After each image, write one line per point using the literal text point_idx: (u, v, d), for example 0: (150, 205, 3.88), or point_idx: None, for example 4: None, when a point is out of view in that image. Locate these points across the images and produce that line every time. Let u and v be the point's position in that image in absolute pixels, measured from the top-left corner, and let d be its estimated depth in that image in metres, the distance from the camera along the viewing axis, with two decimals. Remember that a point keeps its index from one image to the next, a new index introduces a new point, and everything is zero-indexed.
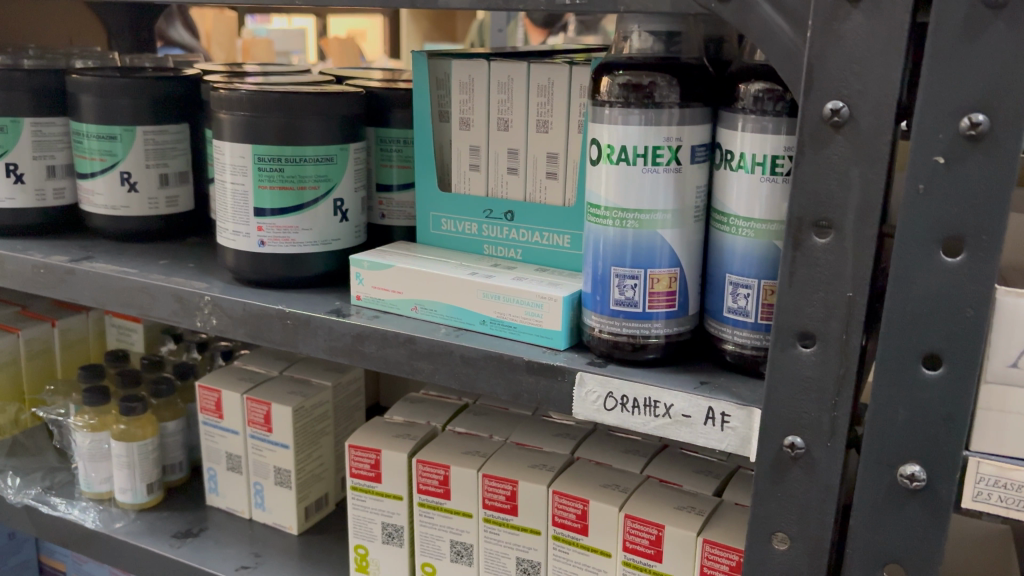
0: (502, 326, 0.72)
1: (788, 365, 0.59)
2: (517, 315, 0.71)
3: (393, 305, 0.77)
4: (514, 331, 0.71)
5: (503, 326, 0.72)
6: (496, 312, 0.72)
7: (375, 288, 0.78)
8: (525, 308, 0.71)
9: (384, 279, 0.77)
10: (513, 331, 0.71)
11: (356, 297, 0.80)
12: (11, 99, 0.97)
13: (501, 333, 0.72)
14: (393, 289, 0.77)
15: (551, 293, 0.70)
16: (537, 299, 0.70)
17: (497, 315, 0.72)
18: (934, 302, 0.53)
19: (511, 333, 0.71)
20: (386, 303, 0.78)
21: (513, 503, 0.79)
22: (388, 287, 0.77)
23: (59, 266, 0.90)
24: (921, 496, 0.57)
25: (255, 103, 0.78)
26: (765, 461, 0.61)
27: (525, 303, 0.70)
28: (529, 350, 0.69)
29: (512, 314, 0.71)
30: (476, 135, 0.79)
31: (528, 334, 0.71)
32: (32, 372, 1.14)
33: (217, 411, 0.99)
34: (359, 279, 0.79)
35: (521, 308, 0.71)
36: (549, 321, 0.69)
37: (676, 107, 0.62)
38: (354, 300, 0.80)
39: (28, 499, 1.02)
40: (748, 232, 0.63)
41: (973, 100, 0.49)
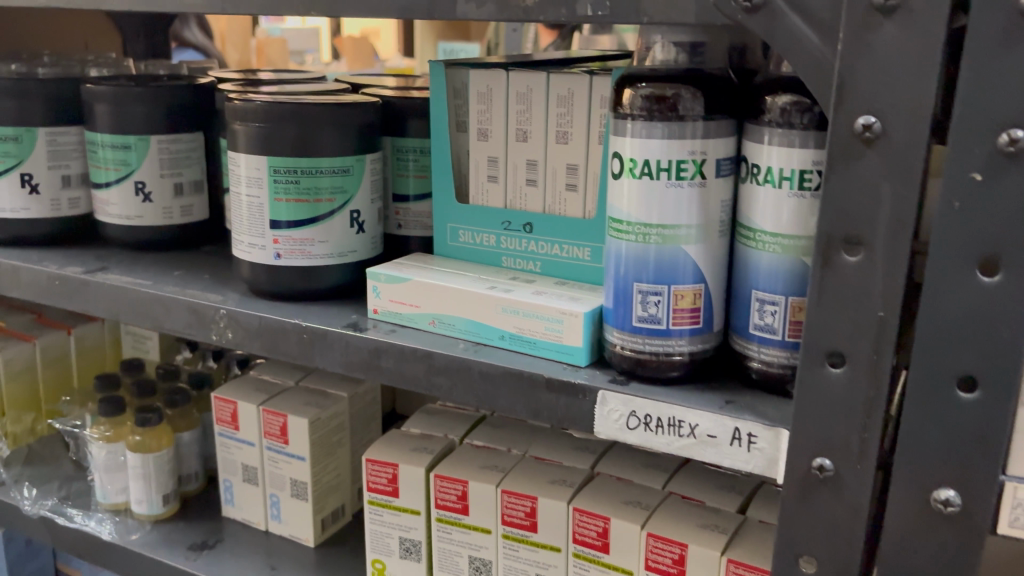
0: (522, 341, 0.70)
1: (817, 385, 0.57)
2: (537, 330, 0.70)
3: (411, 319, 0.76)
4: (534, 346, 0.70)
5: (523, 341, 0.70)
6: (516, 327, 0.71)
7: (392, 302, 0.77)
8: (545, 323, 0.69)
9: (402, 292, 0.76)
10: (532, 346, 0.70)
11: (373, 310, 0.78)
12: (25, 108, 0.96)
13: (520, 349, 0.71)
14: (410, 303, 0.76)
15: (572, 308, 0.68)
16: (557, 314, 0.69)
17: (517, 330, 0.71)
18: (970, 322, 0.52)
19: (530, 348, 0.70)
20: (404, 316, 0.76)
21: (533, 520, 0.78)
22: (406, 301, 0.76)
23: (73, 277, 0.89)
24: (955, 521, 0.55)
25: (270, 114, 0.77)
26: (792, 483, 0.59)
27: (545, 318, 0.69)
28: (550, 366, 0.68)
29: (532, 329, 0.70)
30: (494, 145, 0.78)
31: (548, 349, 0.69)
32: (48, 381, 1.13)
33: (233, 423, 0.98)
34: (376, 292, 0.78)
35: (541, 323, 0.69)
36: (569, 337, 0.68)
37: (700, 119, 0.60)
38: (370, 314, 0.79)
39: (44, 510, 1.02)
40: (775, 247, 0.61)
41: (1012, 115, 0.48)
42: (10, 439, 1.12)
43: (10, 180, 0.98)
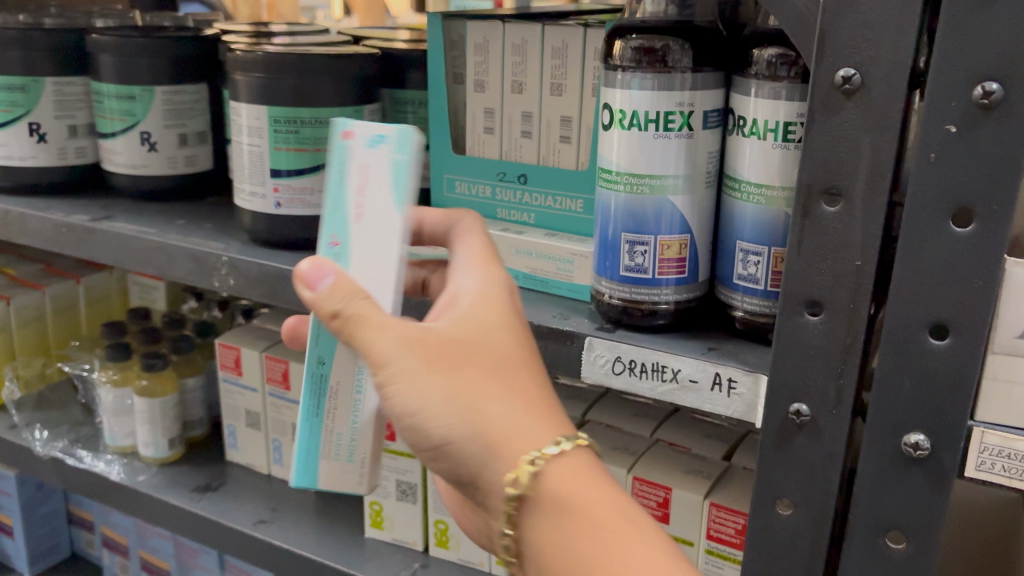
0: (316, 400, 0.61)
1: (796, 333, 0.58)
2: (332, 429, 0.61)
3: (336, 198, 0.58)
4: (315, 410, 0.61)
5: (318, 384, 0.61)
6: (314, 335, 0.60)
7: (361, 163, 0.58)
8: (340, 447, 0.62)
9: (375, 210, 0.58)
10: (305, 454, 0.62)
11: (345, 132, 0.58)
12: (33, 58, 0.98)
13: (311, 386, 0.60)
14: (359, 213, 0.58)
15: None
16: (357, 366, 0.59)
17: (337, 385, 0.60)
18: (944, 271, 0.53)
19: (302, 467, 0.62)
20: (334, 187, 0.58)
21: (665, 510, 0.76)
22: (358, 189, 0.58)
23: (80, 225, 0.91)
24: (925, 464, 0.56)
25: (270, 64, 0.79)
26: (770, 428, 0.61)
27: (356, 425, 0.61)
28: (328, 477, 0.63)
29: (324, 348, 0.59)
30: (490, 97, 0.79)
31: (307, 432, 0.62)
32: (57, 328, 1.18)
33: (236, 368, 1.01)
34: (375, 144, 0.58)
35: (367, 401, 0.60)
36: (579, 276, 0.74)
37: (689, 71, 0.61)
38: (341, 125, 0.58)
39: (55, 450, 1.05)
40: (759, 198, 0.63)
41: (990, 66, 0.49)
42: (23, 384, 1.16)
43: (18, 130, 0.99)
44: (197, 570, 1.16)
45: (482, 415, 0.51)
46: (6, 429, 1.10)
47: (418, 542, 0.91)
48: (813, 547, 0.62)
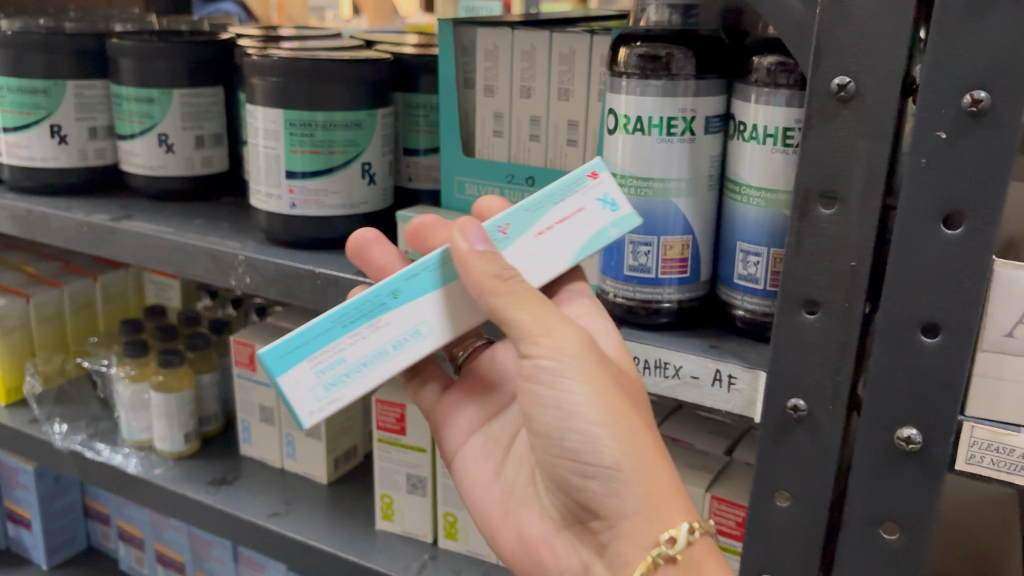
0: (357, 315, 0.61)
1: (794, 331, 0.60)
2: (347, 349, 0.62)
3: (535, 208, 0.64)
4: (348, 321, 0.61)
5: (373, 306, 0.62)
6: (406, 275, 0.63)
7: (576, 206, 0.64)
8: (333, 366, 0.61)
9: (557, 234, 0.64)
10: (297, 344, 0.61)
11: (592, 172, 0.64)
12: (54, 62, 1.01)
13: (365, 301, 0.61)
14: (547, 227, 0.64)
15: (441, 341, 0.63)
16: (420, 325, 0.63)
17: (385, 321, 0.62)
18: (936, 271, 0.55)
19: (282, 349, 0.60)
20: (541, 200, 0.64)
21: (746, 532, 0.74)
22: (557, 219, 0.64)
23: (100, 224, 0.94)
24: (919, 458, 0.58)
25: (286, 69, 0.81)
26: (769, 422, 0.63)
27: (364, 367, 0.62)
28: (293, 382, 0.61)
29: (406, 290, 0.63)
30: (499, 101, 0.81)
31: (316, 332, 0.61)
32: (75, 325, 1.22)
33: (251, 364, 1.04)
34: (603, 204, 0.64)
35: (394, 357, 0.62)
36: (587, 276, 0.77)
37: (692, 78, 0.63)
38: (596, 164, 0.64)
39: (74, 444, 1.08)
40: (759, 201, 0.65)
41: (979, 76, 0.51)
42: (43, 378, 1.19)
43: (40, 132, 1.02)
44: (211, 562, 1.19)
45: (645, 462, 0.59)
46: (26, 423, 1.13)
47: (427, 534, 0.94)
48: (810, 539, 0.64)
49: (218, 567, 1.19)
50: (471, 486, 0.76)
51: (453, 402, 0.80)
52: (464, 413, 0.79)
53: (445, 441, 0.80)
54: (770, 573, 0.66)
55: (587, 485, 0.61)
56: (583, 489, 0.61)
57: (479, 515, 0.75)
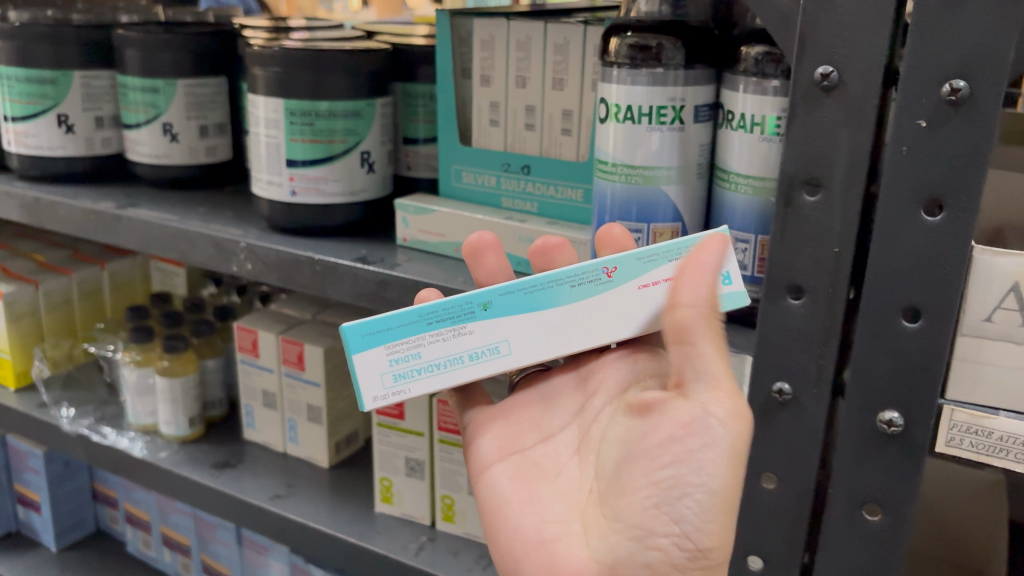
0: (444, 317, 0.61)
1: (778, 316, 0.62)
2: (425, 347, 0.61)
3: (651, 259, 0.61)
4: (434, 320, 0.60)
5: (461, 311, 0.61)
6: (503, 289, 0.61)
7: (688, 267, 0.61)
8: (408, 361, 0.61)
9: (656, 292, 0.62)
10: (381, 330, 0.60)
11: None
12: (62, 53, 1.03)
13: (458, 302, 0.61)
14: (649, 283, 0.62)
15: (516, 364, 0.62)
16: (501, 343, 0.61)
17: (468, 330, 0.61)
18: (915, 258, 0.56)
19: (366, 328, 0.60)
20: (657, 252, 0.61)
21: None
22: (666, 274, 0.62)
23: (106, 212, 0.96)
24: (899, 440, 0.59)
25: (287, 60, 0.83)
26: (754, 405, 0.64)
27: (437, 369, 0.61)
28: (366, 363, 0.60)
29: (498, 304, 0.61)
30: (495, 91, 0.83)
31: (401, 322, 0.60)
32: (82, 311, 1.24)
33: (254, 350, 1.06)
34: (718, 273, 0.61)
35: (468, 367, 0.61)
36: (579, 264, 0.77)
37: (681, 68, 0.65)
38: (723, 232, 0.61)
39: (81, 428, 1.10)
40: (746, 188, 0.66)
41: (958, 65, 0.51)
42: (51, 364, 1.21)
43: (47, 121, 1.04)
44: (216, 545, 1.22)
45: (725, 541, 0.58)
46: (35, 407, 1.16)
47: (425, 516, 0.96)
48: (794, 519, 0.65)
49: (222, 549, 1.21)
50: (501, 510, 0.67)
51: (497, 419, 0.73)
52: (506, 434, 0.72)
53: (478, 453, 0.72)
54: (756, 553, 0.68)
55: (665, 546, 0.57)
56: (657, 552, 0.57)
57: (503, 543, 0.66)
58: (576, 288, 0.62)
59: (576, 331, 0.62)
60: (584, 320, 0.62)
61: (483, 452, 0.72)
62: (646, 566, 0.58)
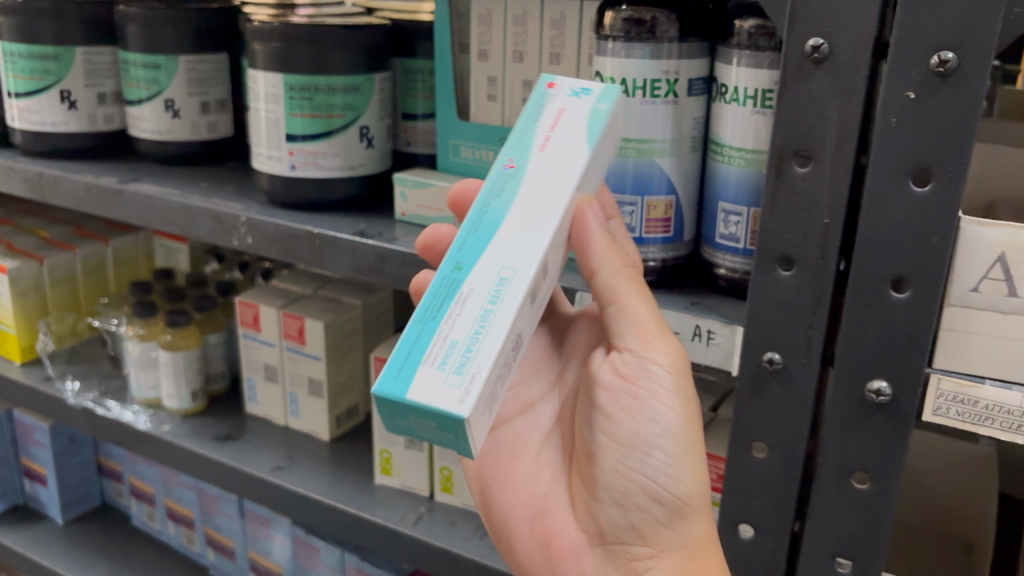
0: (438, 301, 0.50)
1: (768, 286, 0.62)
2: (448, 329, 0.48)
3: (526, 136, 0.58)
4: (433, 312, 0.49)
5: (446, 285, 0.50)
6: (458, 247, 0.53)
7: (554, 113, 0.59)
8: (449, 355, 0.47)
9: (552, 139, 0.57)
10: (398, 361, 0.47)
11: (546, 87, 0.61)
12: (64, 29, 1.03)
13: (433, 286, 0.51)
14: (541, 142, 0.57)
15: (531, 267, 0.49)
16: (502, 269, 0.50)
17: (467, 285, 0.50)
18: (903, 229, 0.56)
19: (392, 371, 0.47)
20: (527, 128, 0.59)
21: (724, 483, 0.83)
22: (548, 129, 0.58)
23: (108, 187, 0.97)
24: (887, 409, 0.60)
25: (287, 35, 0.83)
26: (746, 375, 0.65)
27: (478, 335, 0.47)
28: (423, 390, 0.45)
29: (467, 245, 0.52)
30: (493, 66, 0.83)
31: (410, 345, 0.48)
32: (86, 287, 1.26)
33: (255, 325, 1.08)
34: (572, 94, 0.60)
35: (501, 309, 0.48)
36: None
37: (675, 41, 0.65)
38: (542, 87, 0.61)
39: (86, 401, 1.12)
40: (740, 161, 0.67)
41: (946, 36, 0.51)
42: (56, 338, 1.24)
43: (50, 97, 1.05)
44: (219, 517, 1.24)
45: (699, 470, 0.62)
46: (40, 380, 1.17)
47: (424, 488, 0.97)
48: (784, 487, 0.66)
49: (225, 522, 1.23)
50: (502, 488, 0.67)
51: None
52: None
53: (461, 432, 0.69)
54: (747, 522, 0.69)
55: (645, 502, 0.62)
56: (640, 509, 0.62)
57: (495, 520, 0.69)
58: (501, 194, 0.55)
59: (547, 201, 0.53)
60: (543, 197, 0.53)
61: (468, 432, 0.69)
62: (634, 527, 0.63)
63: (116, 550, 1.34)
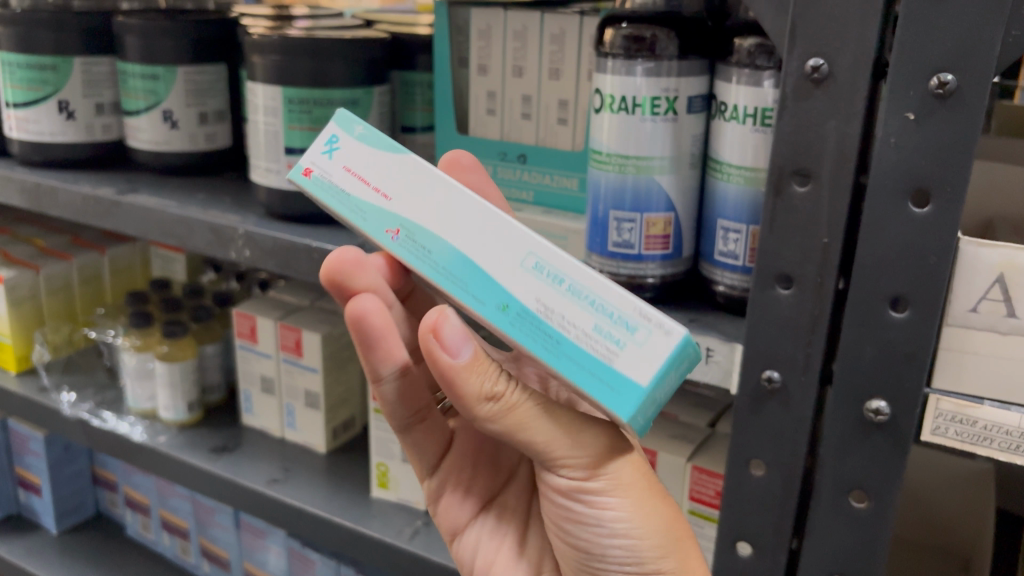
0: (543, 333, 0.48)
1: (769, 304, 0.62)
2: (576, 326, 0.48)
3: (361, 208, 0.53)
4: (556, 339, 0.48)
5: (528, 321, 0.48)
6: (479, 305, 0.49)
7: (346, 175, 0.54)
8: (611, 335, 0.48)
9: (380, 174, 0.53)
10: (601, 386, 0.48)
11: (305, 172, 0.55)
12: (63, 39, 1.04)
13: (518, 335, 0.48)
14: (377, 190, 0.53)
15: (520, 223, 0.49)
16: (527, 255, 0.49)
17: (531, 300, 0.48)
18: (903, 249, 0.56)
19: (606, 391, 0.48)
20: (353, 202, 0.53)
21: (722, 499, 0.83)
22: (363, 180, 0.53)
23: (105, 198, 0.97)
24: (885, 429, 0.60)
25: (285, 48, 0.83)
26: (745, 393, 0.65)
27: (592, 302, 0.48)
28: (638, 367, 0.47)
29: (481, 297, 0.49)
30: (492, 80, 0.84)
31: (583, 372, 0.48)
32: (83, 297, 1.26)
33: (252, 336, 1.08)
34: (329, 153, 0.54)
35: (565, 274, 0.48)
36: (572, 252, 0.78)
37: (675, 59, 0.65)
38: (300, 175, 0.55)
39: (82, 412, 1.11)
40: (739, 178, 0.67)
41: (945, 58, 0.51)
42: (52, 348, 1.24)
43: (48, 108, 1.05)
44: (215, 529, 1.23)
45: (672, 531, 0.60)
46: (36, 390, 1.17)
47: (421, 501, 0.97)
48: (781, 506, 0.66)
49: (220, 533, 1.22)
50: (487, 559, 0.72)
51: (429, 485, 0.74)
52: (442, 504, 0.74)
53: (448, 515, 0.74)
54: (745, 540, 0.69)
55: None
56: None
57: None
58: (427, 241, 0.51)
59: (460, 203, 0.50)
60: (437, 203, 0.51)
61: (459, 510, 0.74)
62: None
63: (111, 560, 1.33)
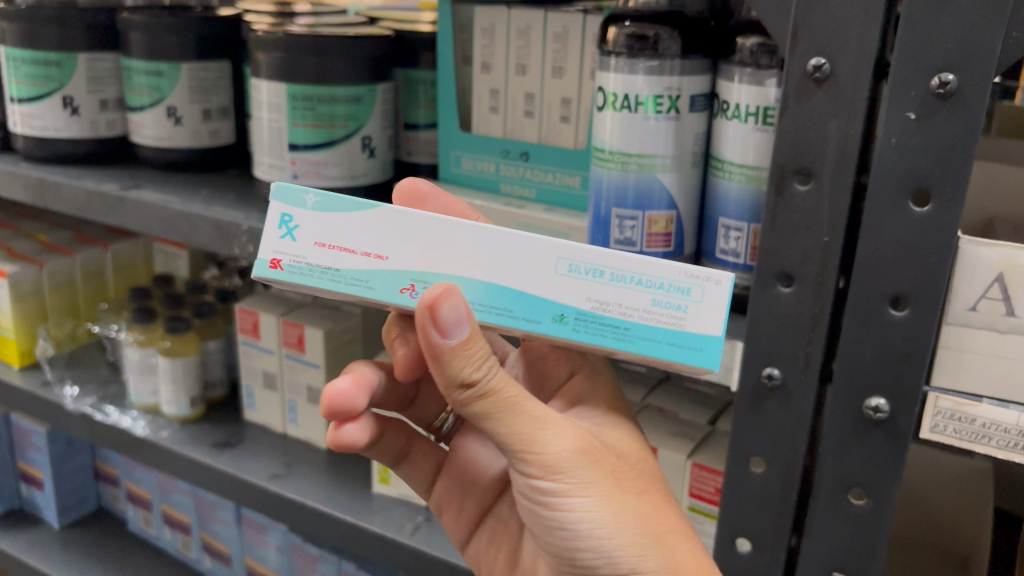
0: (613, 324, 0.52)
1: (770, 302, 0.62)
2: (636, 309, 0.52)
3: (357, 278, 0.53)
4: (626, 325, 0.52)
5: (593, 321, 0.52)
6: (540, 324, 0.52)
7: (320, 250, 0.53)
8: (672, 302, 0.52)
9: (361, 239, 0.53)
10: (683, 351, 0.52)
11: (270, 264, 0.53)
12: (67, 35, 1.04)
13: (585, 337, 0.52)
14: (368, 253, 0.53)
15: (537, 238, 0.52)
16: (559, 262, 0.52)
17: (584, 301, 0.52)
18: (903, 249, 0.56)
19: (690, 351, 0.52)
20: (345, 276, 0.53)
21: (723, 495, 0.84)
22: (346, 249, 0.53)
23: (109, 193, 0.97)
24: (884, 426, 0.60)
25: (289, 45, 0.84)
26: (745, 390, 0.65)
27: (644, 282, 0.52)
28: (707, 321, 0.52)
29: (534, 316, 0.52)
30: (495, 78, 0.85)
31: (662, 344, 0.52)
32: (86, 291, 1.27)
33: (254, 332, 1.08)
34: (289, 235, 0.53)
35: (605, 266, 0.52)
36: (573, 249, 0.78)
37: (678, 58, 0.66)
38: (266, 270, 0.53)
39: (85, 406, 1.12)
40: (740, 177, 0.68)
41: (946, 58, 0.52)
42: (55, 342, 1.24)
43: (53, 103, 1.06)
44: (216, 524, 1.24)
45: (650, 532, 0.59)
46: (39, 384, 1.17)
47: None
48: (781, 503, 0.67)
49: (222, 528, 1.23)
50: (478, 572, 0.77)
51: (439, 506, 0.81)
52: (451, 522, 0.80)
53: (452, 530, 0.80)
54: (744, 536, 0.69)
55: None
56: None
57: None
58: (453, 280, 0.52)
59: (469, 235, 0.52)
60: (442, 242, 0.52)
61: (456, 526, 0.79)
62: None
63: (112, 555, 1.34)
